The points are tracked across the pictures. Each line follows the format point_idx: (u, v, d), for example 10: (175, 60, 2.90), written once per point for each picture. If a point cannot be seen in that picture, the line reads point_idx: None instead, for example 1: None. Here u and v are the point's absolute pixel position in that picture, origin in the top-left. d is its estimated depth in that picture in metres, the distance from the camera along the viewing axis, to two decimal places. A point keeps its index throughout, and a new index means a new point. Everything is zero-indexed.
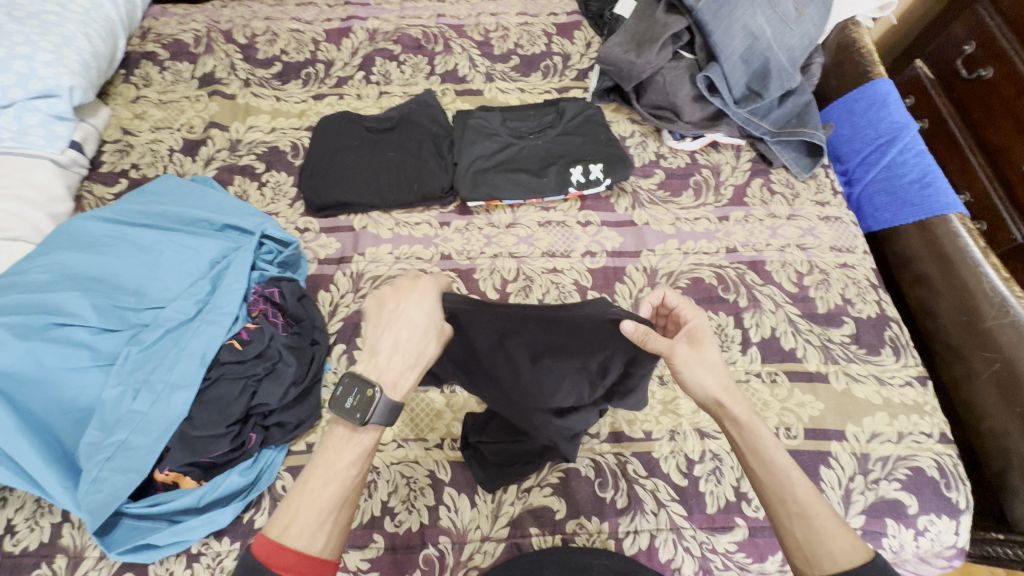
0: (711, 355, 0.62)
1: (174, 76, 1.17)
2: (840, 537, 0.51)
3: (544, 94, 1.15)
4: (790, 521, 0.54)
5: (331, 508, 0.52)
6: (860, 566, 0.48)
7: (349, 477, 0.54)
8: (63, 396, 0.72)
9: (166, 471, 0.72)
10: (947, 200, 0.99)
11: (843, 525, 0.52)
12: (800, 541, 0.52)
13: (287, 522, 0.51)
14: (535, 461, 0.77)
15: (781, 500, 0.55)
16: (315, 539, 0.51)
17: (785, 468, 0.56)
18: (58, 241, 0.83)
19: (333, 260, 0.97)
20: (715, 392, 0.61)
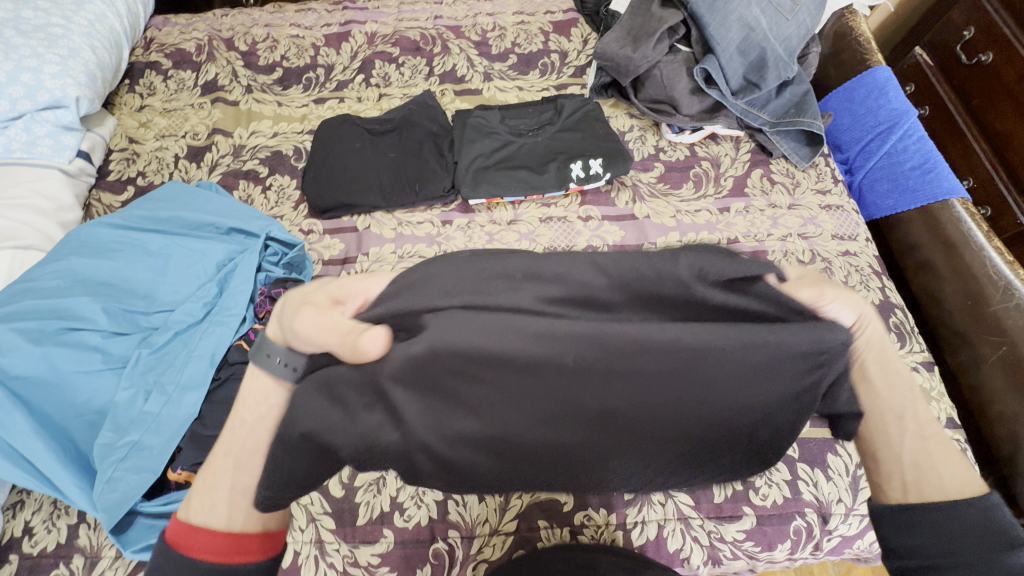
0: (850, 328, 0.48)
1: (177, 85, 1.18)
2: (946, 467, 0.48)
3: (543, 91, 1.16)
4: (901, 447, 0.49)
5: (227, 470, 0.52)
6: (967, 497, 0.46)
7: (233, 434, 0.53)
8: (77, 399, 0.74)
9: (178, 470, 0.72)
10: (949, 184, 0.99)
11: (952, 452, 0.50)
12: (907, 468, 0.49)
13: (190, 503, 0.52)
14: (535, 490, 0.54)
15: (896, 421, 0.50)
16: (216, 512, 0.51)
17: (908, 390, 0.51)
18: (67, 248, 0.84)
19: (338, 261, 0.98)
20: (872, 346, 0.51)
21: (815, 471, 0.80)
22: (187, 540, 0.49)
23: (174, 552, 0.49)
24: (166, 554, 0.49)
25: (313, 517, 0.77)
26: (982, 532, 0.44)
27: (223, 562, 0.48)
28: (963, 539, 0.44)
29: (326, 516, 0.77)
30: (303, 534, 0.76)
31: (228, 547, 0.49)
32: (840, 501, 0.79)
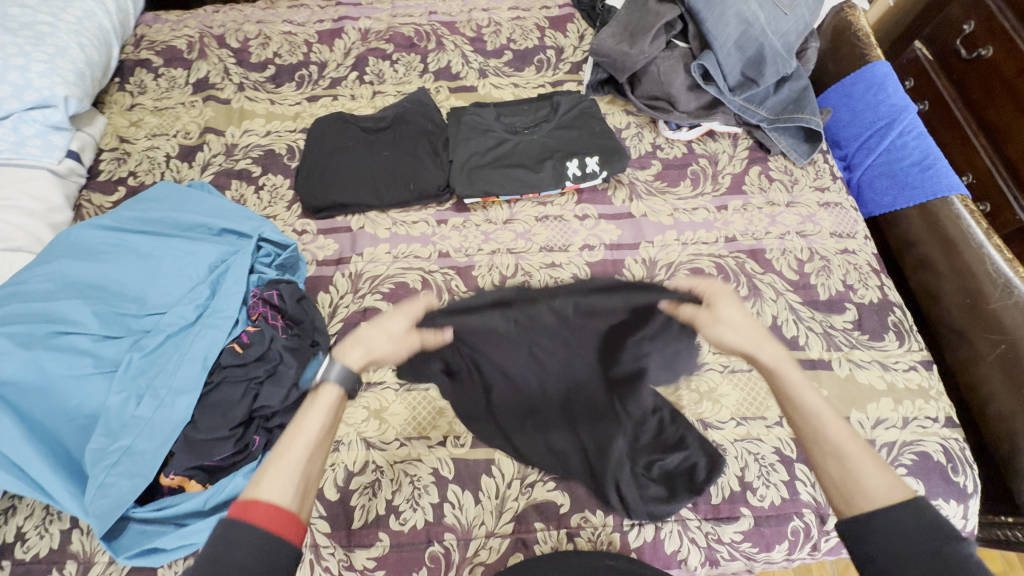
0: (729, 339, 0.64)
1: (168, 83, 1.17)
2: (877, 476, 0.48)
3: (538, 88, 1.15)
4: (826, 463, 0.52)
5: (302, 453, 0.52)
6: (897, 505, 0.45)
7: (314, 432, 0.54)
8: (68, 403, 0.73)
9: (171, 475, 0.72)
10: (948, 181, 0.98)
11: (878, 462, 0.50)
12: (834, 480, 0.50)
13: (259, 480, 0.49)
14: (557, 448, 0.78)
15: (816, 441, 0.53)
16: (287, 489, 0.49)
17: (813, 407, 0.55)
18: (57, 250, 0.83)
19: (332, 261, 0.97)
20: (767, 364, 0.62)
21: (813, 472, 0.79)
22: (249, 511, 0.46)
23: (237, 524, 0.45)
24: (225, 528, 0.45)
25: (309, 520, 0.76)
26: (920, 536, 0.43)
27: (279, 537, 0.46)
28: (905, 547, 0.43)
29: (322, 519, 0.76)
30: None
31: (286, 526, 0.47)
32: None
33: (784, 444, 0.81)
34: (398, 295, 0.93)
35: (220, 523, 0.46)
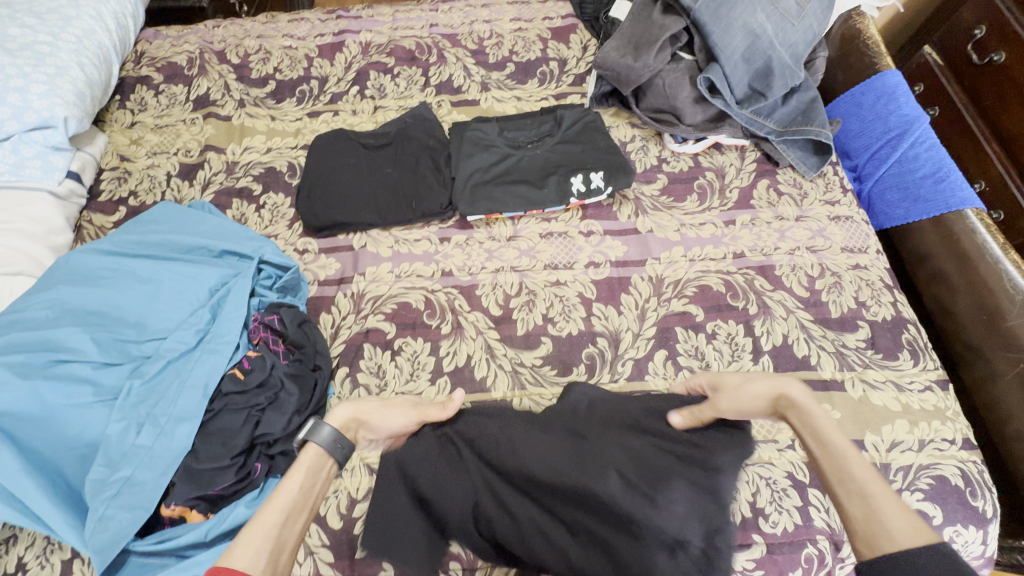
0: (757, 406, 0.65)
1: (169, 100, 1.16)
2: (901, 516, 0.47)
3: (541, 101, 1.13)
4: (849, 503, 0.51)
5: (275, 519, 0.54)
6: (916, 548, 0.44)
7: (288, 494, 0.58)
8: (68, 433, 0.72)
9: (172, 506, 0.71)
10: (963, 194, 0.95)
11: (905, 505, 0.48)
12: (859, 521, 0.49)
13: (230, 549, 0.50)
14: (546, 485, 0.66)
15: (840, 481, 0.53)
16: (256, 557, 0.50)
17: (841, 449, 0.55)
18: (57, 276, 0.82)
19: (334, 281, 0.96)
20: (783, 409, 0.63)
21: (826, 497, 0.77)
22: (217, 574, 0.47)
23: None
24: None
25: (311, 549, 0.75)
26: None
27: None
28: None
29: (325, 549, 0.75)
30: (301, 568, 0.74)
31: None
32: None
33: (797, 469, 0.80)
34: (401, 316, 0.92)
35: None
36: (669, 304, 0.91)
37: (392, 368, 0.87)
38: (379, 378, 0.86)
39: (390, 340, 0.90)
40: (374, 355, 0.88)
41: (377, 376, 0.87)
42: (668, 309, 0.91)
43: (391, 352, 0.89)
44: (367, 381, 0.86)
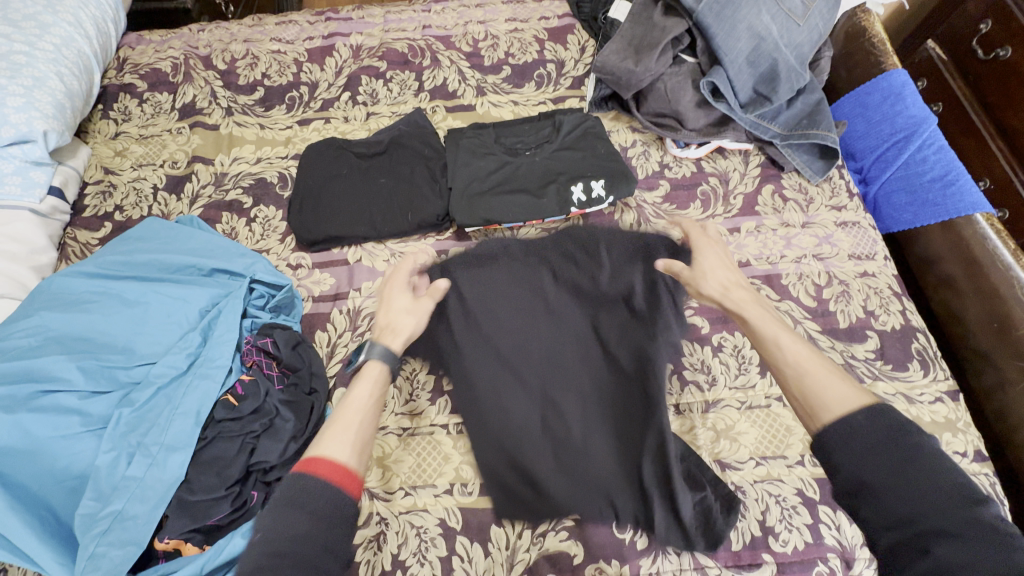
0: (709, 286, 0.77)
1: (154, 109, 1.12)
2: (838, 390, 0.57)
3: (539, 105, 1.10)
4: (790, 381, 0.61)
5: (354, 424, 0.63)
6: (854, 411, 0.54)
7: (359, 401, 0.66)
8: (55, 466, 0.69)
9: (166, 539, 0.69)
10: (972, 198, 0.93)
11: (843, 380, 0.58)
12: (803, 402, 0.58)
13: (318, 443, 0.60)
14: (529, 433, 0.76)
15: (782, 366, 0.63)
16: (342, 450, 0.59)
17: (776, 338, 0.65)
18: (41, 300, 0.79)
19: (329, 297, 0.93)
20: (732, 301, 0.74)
21: (838, 514, 0.76)
22: (313, 464, 0.56)
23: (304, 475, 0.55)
24: (293, 481, 0.54)
25: None
26: (882, 436, 0.51)
27: (340, 486, 0.55)
28: (882, 466, 0.49)
29: None
30: None
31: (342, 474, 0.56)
32: (864, 544, 0.74)
33: (806, 485, 0.77)
34: None
35: (286, 481, 0.55)
36: None
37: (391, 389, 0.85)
38: None
39: None
40: None
41: None
42: None
43: None
44: None
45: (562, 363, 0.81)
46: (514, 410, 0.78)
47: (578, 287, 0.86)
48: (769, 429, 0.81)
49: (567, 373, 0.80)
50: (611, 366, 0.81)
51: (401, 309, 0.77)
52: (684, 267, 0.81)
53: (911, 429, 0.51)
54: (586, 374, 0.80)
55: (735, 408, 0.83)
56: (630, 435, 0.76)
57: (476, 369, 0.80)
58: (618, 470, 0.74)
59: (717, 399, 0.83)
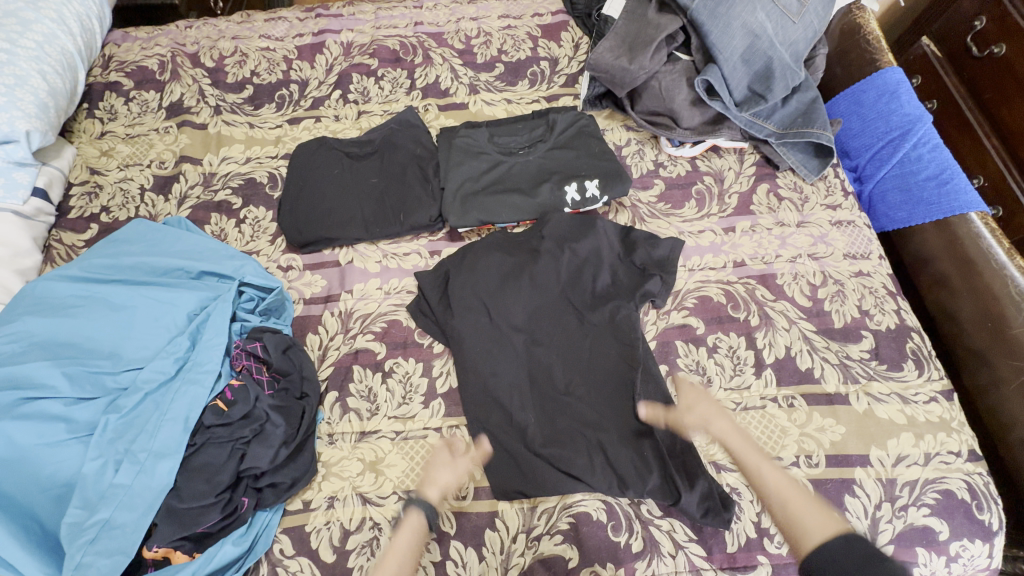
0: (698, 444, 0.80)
1: (140, 107, 1.10)
2: (815, 518, 0.72)
3: (533, 103, 1.09)
4: (788, 528, 0.72)
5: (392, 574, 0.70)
6: (827, 542, 0.68)
7: (403, 548, 0.72)
8: (40, 474, 0.68)
9: (154, 548, 0.67)
10: (966, 197, 0.93)
11: (815, 507, 0.73)
12: (786, 525, 0.72)
13: None
14: (524, 396, 0.81)
15: (773, 500, 0.75)
16: None
17: (757, 466, 0.77)
18: (24, 305, 0.78)
19: (320, 299, 0.92)
20: (716, 434, 0.80)
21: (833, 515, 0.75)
22: None
23: None
24: None
25: None
26: (856, 561, 0.66)
27: None
28: None
29: None
30: None
31: None
32: None
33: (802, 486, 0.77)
34: (391, 335, 0.88)
35: None
36: (669, 317, 0.89)
37: (384, 392, 0.84)
38: (370, 403, 0.83)
39: (381, 361, 0.86)
40: (364, 377, 0.85)
41: (368, 400, 0.83)
42: (668, 322, 0.89)
43: (381, 373, 0.85)
44: (358, 406, 0.83)
45: (552, 333, 0.85)
46: (514, 376, 0.83)
47: (571, 262, 0.90)
48: (764, 429, 0.81)
49: (557, 341, 0.85)
50: (609, 334, 0.85)
51: (442, 486, 0.77)
52: (667, 411, 0.79)
53: (883, 557, 0.66)
54: (586, 343, 0.84)
55: (730, 409, 0.82)
56: (620, 397, 0.80)
57: (474, 341, 0.85)
58: (612, 433, 0.78)
59: (712, 400, 0.83)
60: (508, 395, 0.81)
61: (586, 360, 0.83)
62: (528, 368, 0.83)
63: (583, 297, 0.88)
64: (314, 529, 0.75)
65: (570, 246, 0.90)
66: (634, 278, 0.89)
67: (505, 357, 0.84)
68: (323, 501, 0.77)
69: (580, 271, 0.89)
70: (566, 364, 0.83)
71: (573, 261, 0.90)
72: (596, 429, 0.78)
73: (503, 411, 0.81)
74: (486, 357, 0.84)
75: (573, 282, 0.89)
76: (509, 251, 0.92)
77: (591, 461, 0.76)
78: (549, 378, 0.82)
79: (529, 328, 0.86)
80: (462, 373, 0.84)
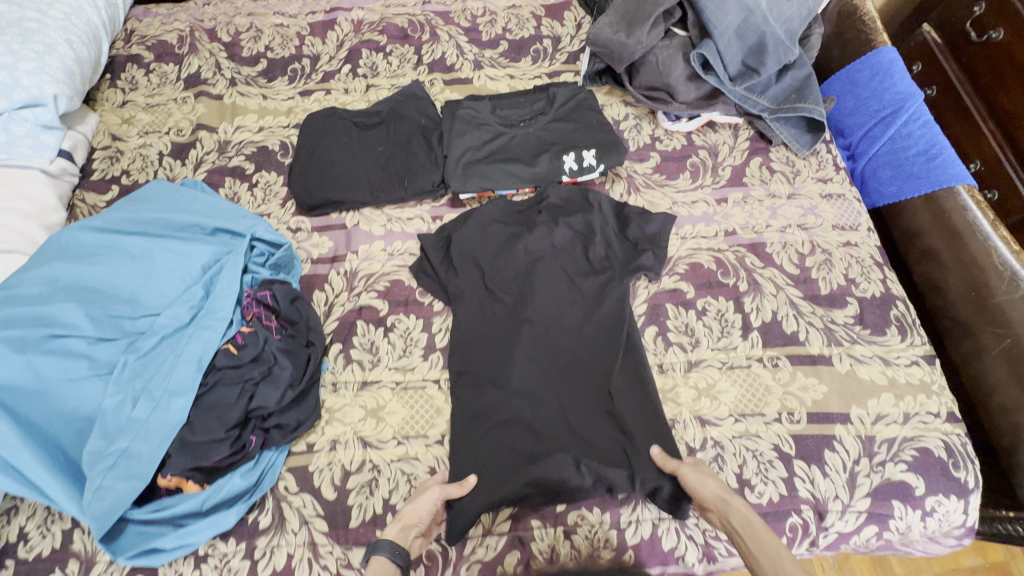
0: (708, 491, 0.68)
1: (160, 79, 1.15)
2: None
3: (535, 79, 1.12)
4: None
5: None
6: None
7: None
8: (65, 407, 0.73)
9: (168, 476, 0.72)
10: (955, 171, 0.96)
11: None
12: None
13: None
14: (509, 351, 0.85)
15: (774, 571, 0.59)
16: None
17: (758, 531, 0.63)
18: (51, 252, 0.83)
19: (327, 259, 0.96)
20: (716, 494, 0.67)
21: (812, 468, 0.79)
22: None
23: None
24: None
25: (306, 519, 0.76)
26: None
27: None
28: None
29: (319, 518, 0.76)
30: (296, 537, 0.75)
31: None
32: (836, 498, 0.77)
33: (783, 441, 0.80)
34: (393, 294, 0.93)
35: None
36: (660, 281, 0.92)
37: (385, 345, 0.88)
38: (372, 354, 0.88)
39: (383, 317, 0.91)
40: (367, 331, 0.90)
41: (370, 352, 0.88)
42: (659, 286, 0.92)
43: (384, 328, 0.90)
44: (360, 357, 0.87)
45: (544, 299, 0.89)
46: (504, 335, 0.87)
47: (569, 234, 0.94)
48: (749, 387, 0.84)
49: (547, 304, 0.88)
50: (599, 304, 0.88)
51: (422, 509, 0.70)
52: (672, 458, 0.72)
53: None
54: (577, 309, 0.88)
55: (716, 367, 0.85)
56: (603, 363, 0.84)
57: (467, 298, 0.90)
58: (592, 392, 0.82)
59: (699, 359, 0.86)
60: (494, 349, 0.86)
61: (571, 323, 0.87)
62: (514, 326, 0.87)
63: (576, 267, 0.92)
64: (317, 469, 0.79)
65: (565, 218, 0.95)
66: (626, 253, 0.92)
67: (493, 316, 0.88)
68: (326, 443, 0.81)
69: (575, 243, 0.93)
70: (554, 325, 0.87)
71: (569, 234, 0.94)
72: (575, 389, 0.82)
73: (487, 363, 0.85)
74: (478, 314, 0.89)
75: (569, 251, 0.93)
76: (510, 220, 0.96)
77: (566, 417, 0.81)
78: (534, 339, 0.86)
79: (521, 291, 0.90)
80: (455, 323, 0.89)
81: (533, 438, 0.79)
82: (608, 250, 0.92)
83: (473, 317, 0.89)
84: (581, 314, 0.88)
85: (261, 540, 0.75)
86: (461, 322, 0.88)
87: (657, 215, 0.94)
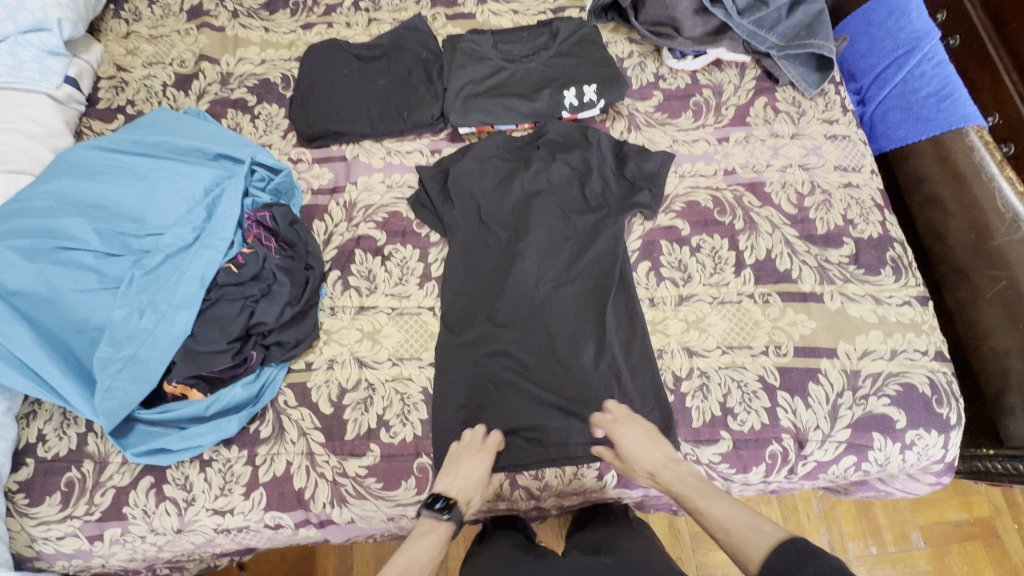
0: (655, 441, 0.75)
1: (163, 10, 1.15)
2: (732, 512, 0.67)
3: (539, 14, 1.10)
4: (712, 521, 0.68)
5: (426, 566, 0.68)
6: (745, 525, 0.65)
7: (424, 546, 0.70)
8: (75, 315, 0.77)
9: (174, 383, 0.77)
10: (966, 112, 0.93)
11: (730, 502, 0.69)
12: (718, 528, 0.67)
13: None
14: (501, 284, 0.87)
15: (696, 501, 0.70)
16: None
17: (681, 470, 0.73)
18: (59, 170, 0.85)
19: (327, 190, 0.98)
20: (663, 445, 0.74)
21: (795, 400, 0.80)
22: None
23: None
24: None
25: (304, 431, 0.80)
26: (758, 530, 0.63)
27: None
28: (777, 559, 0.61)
29: (317, 431, 0.80)
30: (295, 446, 0.79)
31: None
32: (817, 428, 0.79)
33: (768, 372, 0.81)
34: (391, 225, 0.94)
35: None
36: (656, 218, 0.92)
37: (382, 273, 0.90)
38: (369, 282, 0.90)
39: (381, 247, 0.92)
40: (365, 260, 0.91)
41: (367, 279, 0.90)
42: (655, 224, 0.92)
43: (381, 257, 0.92)
44: (358, 284, 0.90)
45: (539, 234, 0.89)
46: (497, 268, 0.88)
47: (566, 171, 0.94)
48: (737, 322, 0.85)
49: (541, 239, 0.89)
50: (594, 239, 0.89)
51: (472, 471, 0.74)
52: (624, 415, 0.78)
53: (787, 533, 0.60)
54: (571, 244, 0.89)
55: (707, 302, 0.86)
56: (593, 298, 0.85)
57: (462, 231, 0.91)
58: (580, 325, 0.84)
59: (691, 294, 0.87)
60: (486, 281, 0.87)
61: (564, 257, 0.88)
62: (506, 260, 0.88)
63: (572, 203, 0.92)
64: (315, 386, 0.83)
65: (563, 154, 0.94)
66: (623, 190, 0.92)
67: (487, 249, 0.90)
68: (323, 362, 0.84)
69: (572, 180, 0.93)
70: (547, 259, 0.88)
71: (567, 172, 0.94)
72: (562, 321, 0.84)
73: (479, 294, 0.87)
74: (471, 247, 0.90)
75: (567, 187, 0.93)
76: (508, 156, 0.96)
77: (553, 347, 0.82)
78: (525, 273, 0.86)
79: (516, 225, 0.90)
80: (449, 256, 0.90)
81: (520, 364, 0.82)
82: (603, 188, 0.92)
83: (467, 250, 0.90)
84: (574, 250, 0.89)
85: (262, 448, 0.79)
86: (456, 254, 0.90)
87: (656, 153, 0.94)
